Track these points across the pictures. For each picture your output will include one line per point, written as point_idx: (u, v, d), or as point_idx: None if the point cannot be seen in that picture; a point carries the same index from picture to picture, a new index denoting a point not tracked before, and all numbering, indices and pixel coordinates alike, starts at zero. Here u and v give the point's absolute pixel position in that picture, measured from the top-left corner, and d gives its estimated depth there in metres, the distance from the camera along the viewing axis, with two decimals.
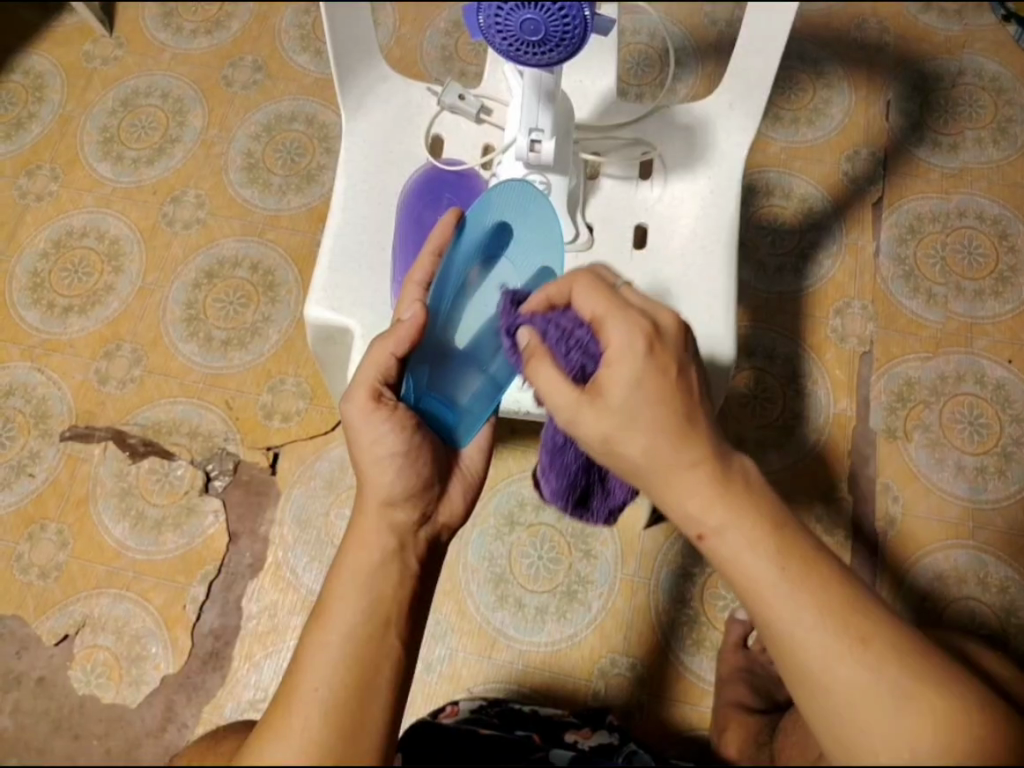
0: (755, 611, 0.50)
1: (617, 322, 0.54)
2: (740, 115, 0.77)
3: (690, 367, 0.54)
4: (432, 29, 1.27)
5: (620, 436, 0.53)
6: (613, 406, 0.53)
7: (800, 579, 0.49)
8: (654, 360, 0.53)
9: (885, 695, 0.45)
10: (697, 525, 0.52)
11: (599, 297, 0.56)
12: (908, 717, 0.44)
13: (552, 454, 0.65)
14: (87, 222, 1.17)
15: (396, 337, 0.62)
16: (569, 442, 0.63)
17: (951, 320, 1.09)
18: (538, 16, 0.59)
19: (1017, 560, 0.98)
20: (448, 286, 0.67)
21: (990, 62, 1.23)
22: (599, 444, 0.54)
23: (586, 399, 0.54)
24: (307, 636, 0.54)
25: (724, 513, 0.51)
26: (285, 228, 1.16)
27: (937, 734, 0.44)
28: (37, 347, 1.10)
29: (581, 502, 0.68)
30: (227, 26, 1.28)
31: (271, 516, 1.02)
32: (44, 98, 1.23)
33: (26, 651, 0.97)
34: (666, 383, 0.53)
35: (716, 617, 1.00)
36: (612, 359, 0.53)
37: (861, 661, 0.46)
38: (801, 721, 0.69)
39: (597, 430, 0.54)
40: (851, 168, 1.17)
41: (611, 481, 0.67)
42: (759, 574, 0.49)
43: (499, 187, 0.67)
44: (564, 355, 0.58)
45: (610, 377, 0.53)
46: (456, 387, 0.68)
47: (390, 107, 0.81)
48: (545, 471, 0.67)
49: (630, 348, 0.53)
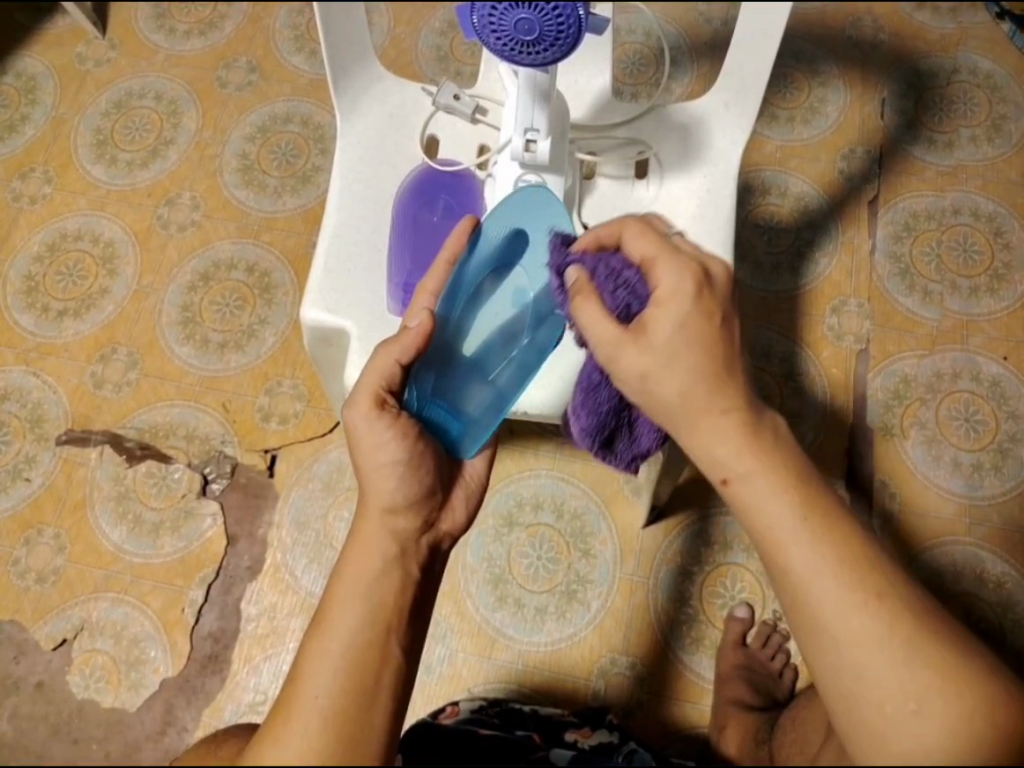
0: (773, 559, 0.50)
1: (667, 263, 0.54)
2: (736, 114, 0.77)
3: (734, 318, 0.55)
4: (425, 29, 1.26)
5: (657, 377, 0.53)
6: (656, 345, 0.53)
7: (823, 536, 0.49)
8: (699, 306, 0.53)
9: (896, 649, 0.45)
10: (723, 469, 0.52)
11: (649, 239, 0.56)
12: (918, 672, 0.45)
13: (585, 390, 0.63)
14: (81, 224, 1.16)
15: (402, 344, 0.63)
16: (605, 381, 0.62)
17: (946, 318, 1.10)
18: (532, 16, 0.59)
19: (1013, 555, 0.99)
20: (459, 294, 0.68)
21: (984, 60, 1.23)
22: (635, 384, 0.54)
23: (629, 338, 0.54)
24: (308, 642, 0.54)
25: (754, 460, 0.52)
26: (281, 230, 1.15)
27: (946, 692, 0.44)
28: (32, 351, 1.10)
29: (605, 444, 0.66)
30: (220, 26, 1.27)
31: (269, 517, 1.02)
32: (36, 101, 1.23)
33: (24, 656, 0.96)
34: (708, 331, 0.53)
35: (715, 615, 1.00)
36: (660, 300, 0.54)
37: (875, 614, 0.46)
38: (800, 718, 0.69)
39: (637, 367, 0.53)
40: (846, 166, 1.17)
41: (638, 427, 0.65)
42: (780, 526, 0.50)
43: (513, 194, 0.68)
44: (611, 293, 0.57)
45: (656, 316, 0.54)
46: (462, 395, 0.67)
47: (384, 107, 0.81)
48: (574, 411, 0.65)
49: (680, 287, 0.54)
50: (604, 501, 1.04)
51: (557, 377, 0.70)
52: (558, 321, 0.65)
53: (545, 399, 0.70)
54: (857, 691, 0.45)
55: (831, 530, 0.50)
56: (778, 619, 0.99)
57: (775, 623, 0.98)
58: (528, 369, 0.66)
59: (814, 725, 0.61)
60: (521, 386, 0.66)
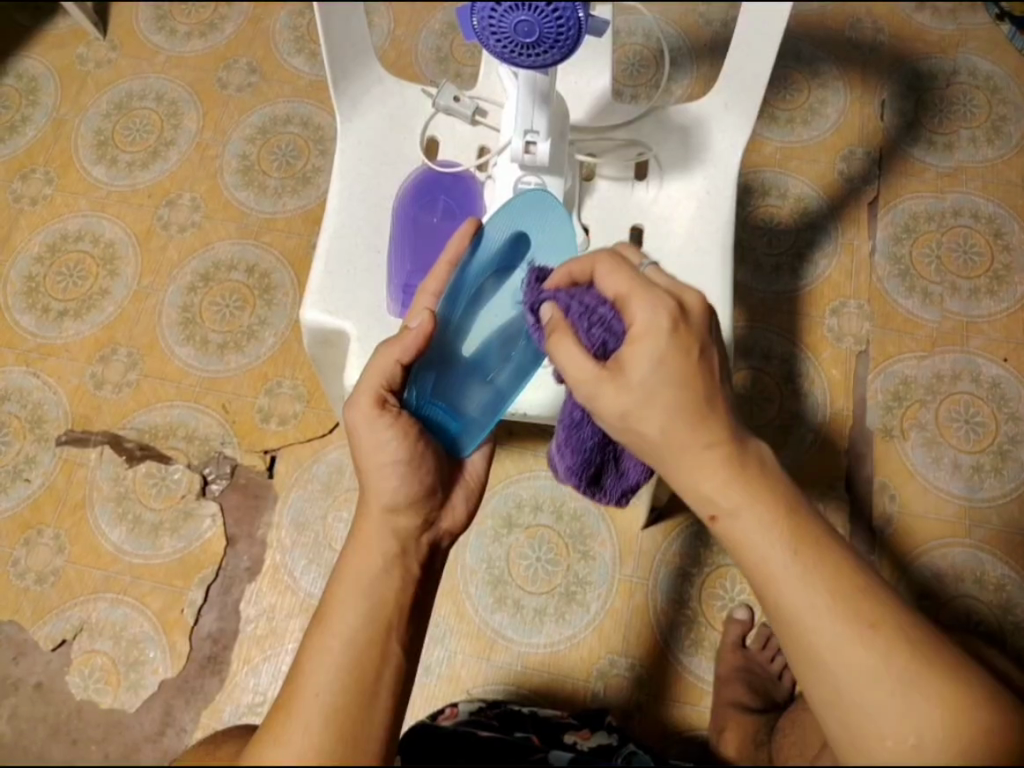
0: (766, 594, 0.50)
1: (641, 299, 0.54)
2: (736, 115, 0.77)
3: (713, 350, 0.54)
4: (426, 30, 1.26)
5: (637, 414, 0.52)
6: (633, 385, 0.52)
7: (814, 567, 0.49)
8: (676, 341, 0.52)
9: (893, 681, 0.45)
10: (709, 506, 0.52)
11: (622, 276, 0.56)
12: (916, 704, 0.45)
13: (567, 429, 0.64)
14: (82, 225, 1.16)
15: (403, 344, 0.63)
16: (586, 418, 0.62)
17: (946, 319, 1.09)
18: (532, 18, 0.59)
19: (1013, 557, 0.99)
20: (460, 296, 0.68)
21: (984, 61, 1.23)
22: (617, 422, 0.54)
23: (606, 375, 0.54)
24: (308, 641, 0.54)
25: (739, 495, 0.51)
26: (281, 231, 1.15)
27: (943, 723, 0.44)
28: (32, 352, 1.10)
29: (593, 480, 0.66)
30: (221, 27, 1.27)
31: (268, 518, 1.02)
32: (38, 102, 1.23)
33: (23, 656, 0.96)
34: (687, 367, 0.52)
35: (714, 617, 1.00)
36: (635, 336, 0.53)
37: (869, 647, 0.46)
38: (799, 721, 0.69)
39: (616, 408, 0.53)
40: (846, 167, 1.17)
41: (625, 462, 0.66)
42: (773, 561, 0.50)
43: (518, 196, 0.68)
44: (586, 330, 0.57)
45: (631, 354, 0.53)
46: (462, 396, 0.68)
47: (385, 109, 0.81)
48: (560, 448, 0.65)
49: (655, 324, 0.53)
50: (604, 504, 1.04)
51: (557, 379, 0.70)
52: None
53: (545, 403, 0.70)
54: (857, 729, 0.45)
55: (829, 532, 0.50)
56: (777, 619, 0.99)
57: (774, 624, 0.98)
58: (528, 370, 0.66)
59: (812, 728, 0.61)
60: (520, 386, 0.66)
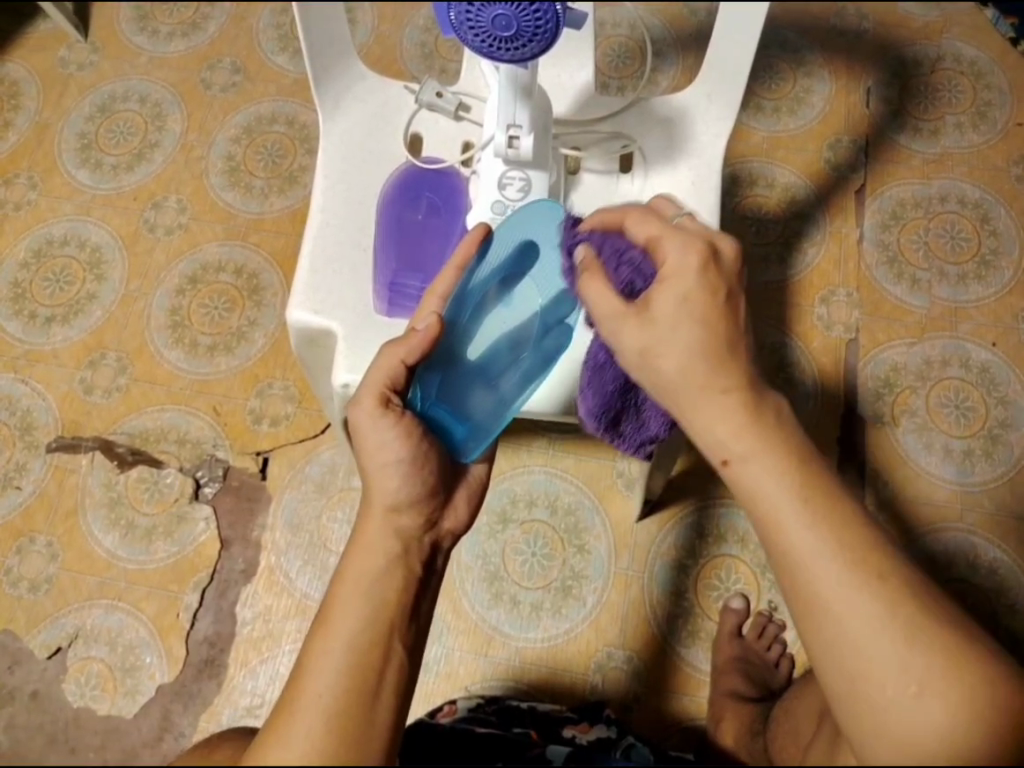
0: (774, 535, 0.48)
1: (672, 240, 0.54)
2: (718, 106, 0.77)
3: (741, 296, 0.54)
4: (410, 27, 1.26)
5: (659, 349, 0.52)
6: (658, 320, 0.52)
7: (823, 518, 0.48)
8: (705, 280, 0.53)
9: (895, 633, 0.45)
10: (722, 449, 0.51)
11: (653, 221, 0.56)
12: (917, 652, 0.44)
13: (591, 371, 0.63)
14: (67, 231, 1.16)
15: (407, 345, 0.62)
16: (610, 361, 0.62)
17: (934, 305, 1.10)
18: (509, 12, 0.59)
19: (1005, 539, 0.99)
20: (466, 302, 0.67)
21: (968, 47, 1.24)
22: (635, 358, 0.54)
23: (631, 313, 0.53)
24: (310, 643, 0.53)
25: (753, 441, 0.50)
26: (269, 231, 1.15)
27: (944, 672, 0.44)
28: (20, 358, 1.09)
29: (612, 425, 0.66)
30: (204, 28, 1.27)
31: (262, 521, 1.02)
32: (20, 106, 1.22)
33: (19, 665, 0.96)
34: (712, 308, 0.52)
35: (710, 607, 1.00)
36: (665, 277, 0.53)
37: (875, 595, 0.45)
38: (790, 712, 0.70)
39: (637, 343, 0.53)
40: (833, 156, 1.17)
41: (646, 410, 0.65)
42: (781, 509, 0.48)
43: (523, 208, 0.68)
44: (615, 271, 0.58)
45: (660, 292, 0.53)
46: (467, 400, 0.67)
47: (368, 106, 0.81)
48: (581, 390, 0.65)
49: (686, 264, 0.53)
50: (597, 496, 1.04)
51: (559, 379, 0.69)
52: (565, 332, 0.66)
53: (545, 401, 0.69)
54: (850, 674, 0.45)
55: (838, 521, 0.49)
56: (774, 610, 1.00)
57: (772, 614, 0.98)
58: (533, 377, 0.66)
59: (807, 718, 0.61)
60: (526, 392, 0.66)
